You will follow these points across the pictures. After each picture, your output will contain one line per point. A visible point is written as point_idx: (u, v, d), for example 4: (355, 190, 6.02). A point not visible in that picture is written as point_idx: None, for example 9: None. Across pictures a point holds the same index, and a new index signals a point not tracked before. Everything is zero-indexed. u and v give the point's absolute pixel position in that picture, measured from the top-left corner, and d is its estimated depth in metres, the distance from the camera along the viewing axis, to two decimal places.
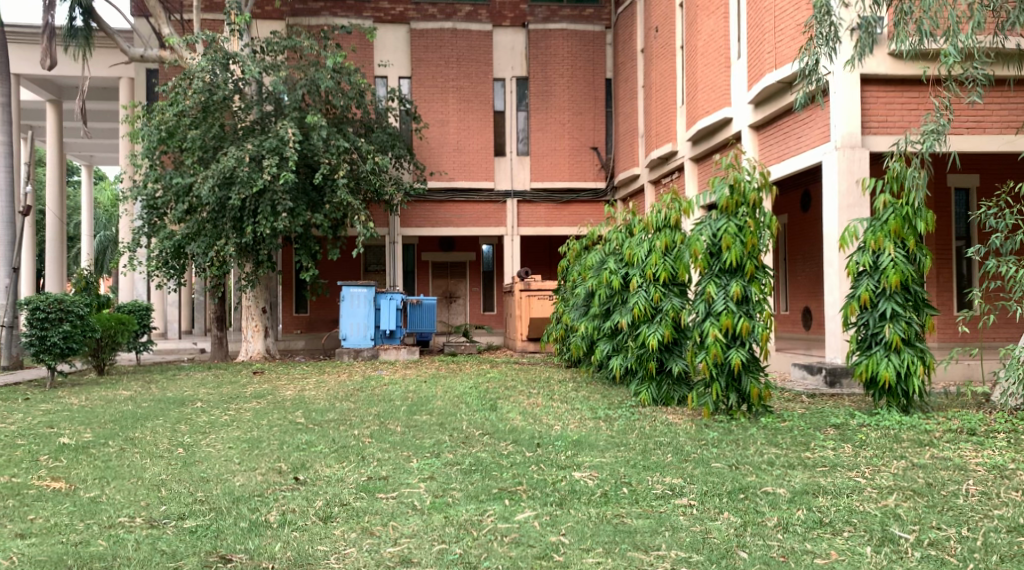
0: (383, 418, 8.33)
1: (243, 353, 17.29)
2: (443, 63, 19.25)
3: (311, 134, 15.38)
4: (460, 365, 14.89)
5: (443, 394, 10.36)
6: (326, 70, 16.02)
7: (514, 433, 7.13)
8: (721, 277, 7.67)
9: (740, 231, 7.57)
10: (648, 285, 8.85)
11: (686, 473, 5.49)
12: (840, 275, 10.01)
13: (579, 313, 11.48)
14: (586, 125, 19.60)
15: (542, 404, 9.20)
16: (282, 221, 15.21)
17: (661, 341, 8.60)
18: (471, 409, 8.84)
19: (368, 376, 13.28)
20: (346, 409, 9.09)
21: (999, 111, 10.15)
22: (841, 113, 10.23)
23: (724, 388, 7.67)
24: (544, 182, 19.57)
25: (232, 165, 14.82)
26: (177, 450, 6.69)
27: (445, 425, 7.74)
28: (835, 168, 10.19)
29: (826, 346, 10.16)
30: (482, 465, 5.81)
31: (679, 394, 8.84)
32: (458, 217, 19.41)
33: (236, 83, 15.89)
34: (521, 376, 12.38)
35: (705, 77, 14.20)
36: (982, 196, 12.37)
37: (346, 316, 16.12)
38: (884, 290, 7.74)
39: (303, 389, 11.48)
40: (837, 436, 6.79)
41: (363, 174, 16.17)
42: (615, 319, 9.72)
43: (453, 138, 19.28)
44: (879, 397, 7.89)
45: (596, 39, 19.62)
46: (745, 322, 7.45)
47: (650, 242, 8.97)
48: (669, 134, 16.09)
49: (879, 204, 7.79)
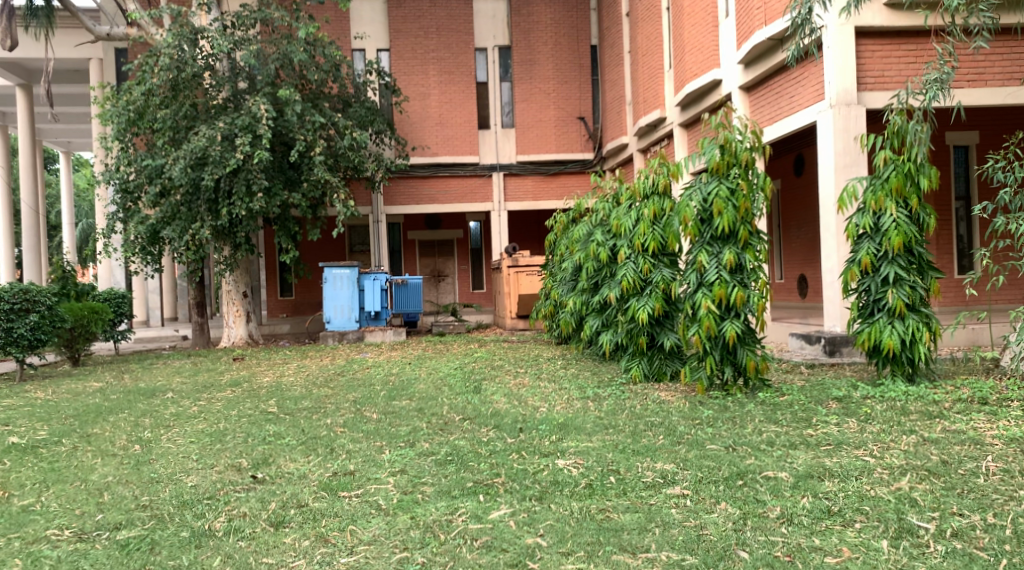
0: (359, 404, 7.86)
1: (225, 339, 16.79)
2: (422, 34, 18.65)
3: (285, 110, 14.81)
4: (447, 346, 14.40)
5: (426, 377, 9.88)
6: (299, 42, 15.46)
7: (497, 417, 6.67)
8: (713, 245, 7.20)
9: (732, 194, 7.10)
10: (637, 255, 8.39)
11: (678, 457, 5.04)
12: (838, 239, 9.55)
13: (568, 288, 11.02)
14: (572, 94, 19.05)
15: (528, 384, 8.76)
16: (258, 201, 14.69)
17: (651, 315, 8.15)
18: (453, 392, 8.38)
19: (352, 360, 12.80)
20: (323, 397, 8.62)
21: (1001, 62, 9.67)
22: (835, 69, 9.74)
23: (719, 362, 7.22)
24: (531, 154, 19.01)
25: (204, 144, 14.28)
26: (133, 447, 6.22)
27: (423, 410, 7.28)
28: (831, 127, 9.70)
29: (824, 314, 9.73)
30: (458, 455, 5.34)
31: (672, 369, 8.41)
32: (443, 193, 18.86)
33: (206, 60, 15.30)
34: (509, 355, 11.92)
35: (691, 37, 13.68)
36: (982, 153, 11.90)
37: (329, 298, 15.67)
38: (887, 253, 7.30)
39: (281, 375, 11.00)
40: (840, 411, 6.34)
41: (341, 150, 15.62)
42: (603, 292, 9.26)
43: (435, 111, 18.69)
44: (882, 366, 7.45)
45: (579, 5, 19.05)
46: (739, 292, 6.99)
47: (637, 211, 8.49)
48: (657, 99, 15.56)
49: (879, 161, 7.32)
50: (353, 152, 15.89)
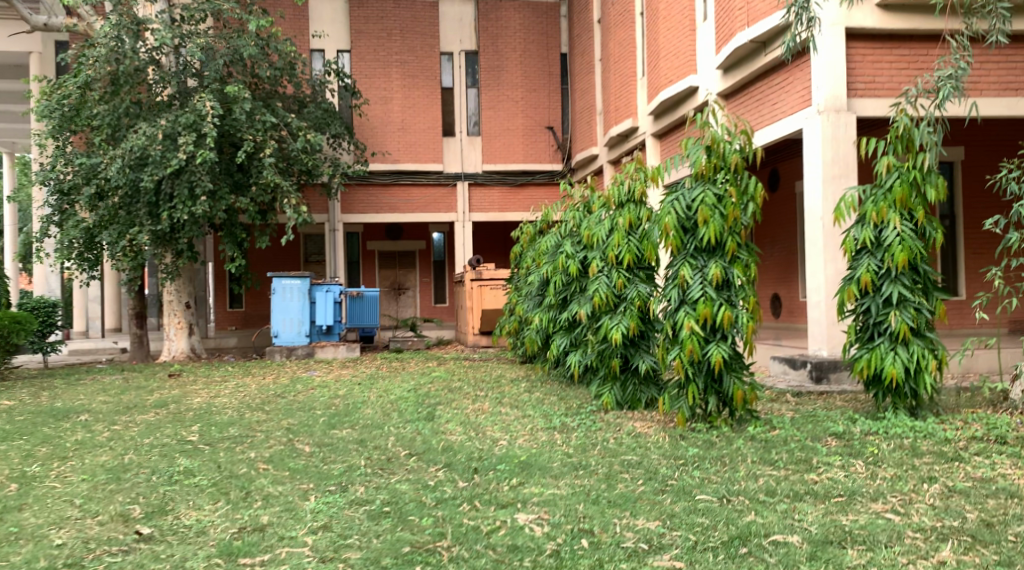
0: (293, 434, 6.89)
1: (165, 353, 15.68)
2: (385, 36, 17.75)
3: (233, 108, 13.81)
4: (403, 363, 13.43)
5: (374, 400, 8.90)
6: (251, 37, 14.47)
7: (448, 453, 5.76)
8: (697, 257, 6.36)
9: (719, 201, 6.28)
10: (610, 269, 7.55)
11: (663, 512, 4.19)
12: (825, 257, 8.85)
13: (533, 303, 10.14)
14: (541, 103, 18.28)
15: (487, 411, 7.86)
16: (201, 205, 13.65)
17: (625, 336, 7.31)
18: (402, 420, 7.44)
19: (298, 378, 11.79)
20: (255, 423, 7.64)
21: (996, 72, 9.02)
22: (826, 74, 9.02)
23: (702, 391, 6.37)
24: (497, 163, 18.16)
25: (143, 143, 13.30)
26: (9, 487, 5.19)
27: (365, 443, 6.34)
28: (819, 135, 8.98)
29: (810, 337, 9.00)
30: (397, 506, 4.44)
31: (647, 396, 7.56)
32: (404, 202, 17.89)
33: (150, 54, 14.27)
34: (470, 375, 10.97)
35: (667, 43, 12.95)
36: (969, 167, 11.29)
37: (278, 311, 14.61)
38: (889, 271, 6.53)
39: (215, 396, 9.94)
40: (842, 450, 5.52)
41: (294, 153, 14.64)
42: (573, 309, 8.40)
43: (397, 116, 17.74)
44: (882, 398, 6.65)
45: (550, 11, 18.34)
46: (726, 312, 6.16)
47: (611, 220, 7.66)
48: (629, 108, 14.83)
49: (881, 169, 6.55)
50: (308, 155, 14.91)
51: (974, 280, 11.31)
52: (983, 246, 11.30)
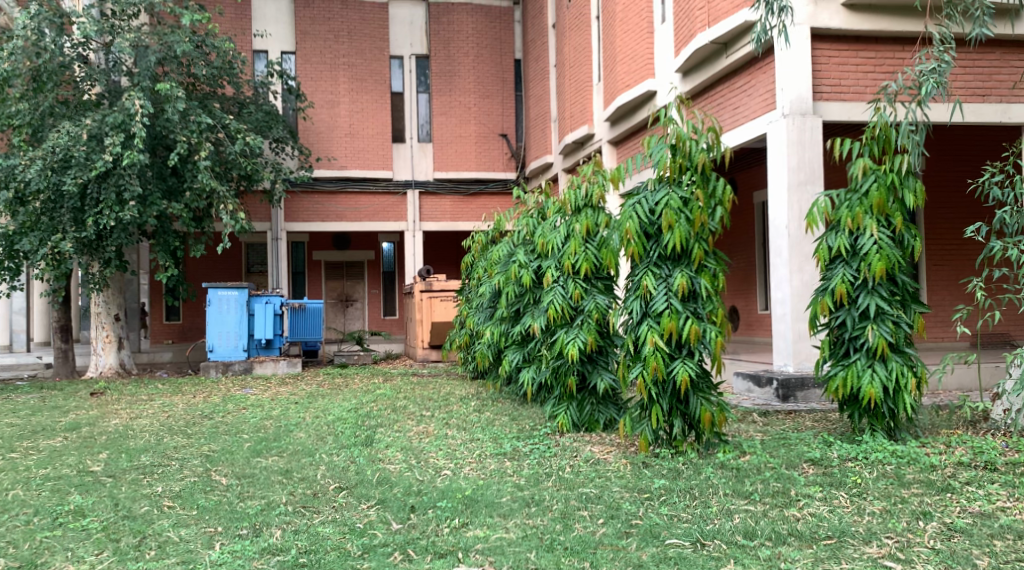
0: (210, 464, 6.18)
1: (92, 368, 14.73)
2: (332, 38, 17.03)
3: (166, 107, 12.96)
4: (347, 380, 12.68)
5: (309, 422, 8.19)
6: (185, 33, 13.64)
7: (383, 487, 5.11)
8: (661, 266, 5.79)
9: (685, 204, 5.72)
10: (566, 279, 6.97)
11: (630, 562, 3.72)
12: (791, 268, 8.39)
13: (484, 316, 9.52)
14: (494, 110, 17.72)
15: (432, 434, 7.21)
16: (130, 210, 12.78)
17: (582, 352, 6.73)
18: (337, 446, 6.75)
19: (230, 397, 10.97)
20: (170, 450, 6.90)
21: (967, 79, 8.64)
22: (791, 76, 8.58)
23: (666, 413, 5.78)
24: (449, 171, 17.51)
25: (66, 143, 12.44)
26: None
27: (291, 476, 5.65)
28: (783, 140, 8.54)
29: (775, 351, 8.55)
30: (313, 558, 3.88)
31: (605, 416, 6.97)
32: (351, 210, 17.15)
33: (76, 50, 13.47)
34: (417, 393, 10.27)
35: (624, 46, 12.46)
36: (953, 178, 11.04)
37: (213, 324, 13.75)
38: (866, 282, 6.03)
39: (135, 418, 9.10)
40: (823, 480, 4.98)
41: (231, 156, 13.83)
42: (526, 322, 7.79)
43: (344, 120, 17.01)
44: (858, 419, 6.13)
45: (503, 16, 17.80)
46: (692, 327, 5.60)
47: (566, 226, 7.08)
48: (584, 114, 14.34)
49: (857, 171, 6.06)
50: (246, 159, 14.11)
51: (937, 291, 10.99)
52: (948, 255, 11.00)
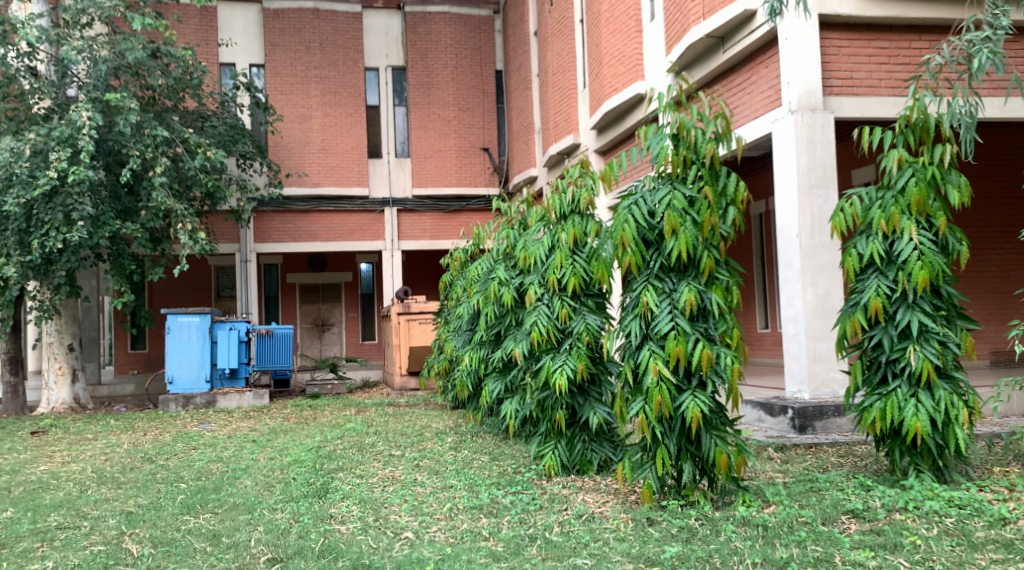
0: (127, 526, 5.15)
1: (44, 403, 13.63)
2: (303, 49, 16.09)
3: (117, 119, 11.98)
4: (317, 412, 11.61)
5: (262, 466, 7.18)
6: (139, 39, 12.66)
7: (325, 561, 4.18)
8: (663, 279, 4.85)
9: (692, 205, 4.79)
10: (552, 296, 6.04)
11: None
12: (803, 281, 7.46)
13: (463, 340, 8.52)
14: (475, 123, 16.79)
15: (399, 479, 6.20)
16: (78, 231, 11.74)
17: (572, 382, 5.77)
18: (286, 498, 5.75)
19: (184, 435, 9.91)
20: (90, 505, 5.91)
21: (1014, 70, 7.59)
22: (798, 68, 7.67)
23: (674, 456, 4.80)
24: (428, 187, 16.52)
25: (6, 160, 11.43)
26: None
27: (217, 543, 4.63)
28: (791, 138, 7.63)
29: (788, 375, 7.61)
30: None
31: (600, 456, 5.99)
32: (325, 229, 16.11)
33: (23, 61, 12.63)
34: (390, 426, 9.24)
35: (611, 48, 11.57)
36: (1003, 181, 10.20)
37: (173, 353, 12.69)
38: (905, 295, 5.07)
39: (67, 463, 8.05)
40: (873, 541, 4.03)
41: (190, 171, 12.82)
42: (507, 348, 6.82)
43: (317, 135, 16.04)
44: (900, 458, 5.15)
45: (483, 25, 16.92)
46: (704, 351, 4.65)
47: (551, 236, 6.14)
48: (569, 123, 13.43)
49: (892, 164, 5.11)
50: (207, 175, 13.09)
51: (975, 300, 10.16)
52: (996, 264, 10.17)
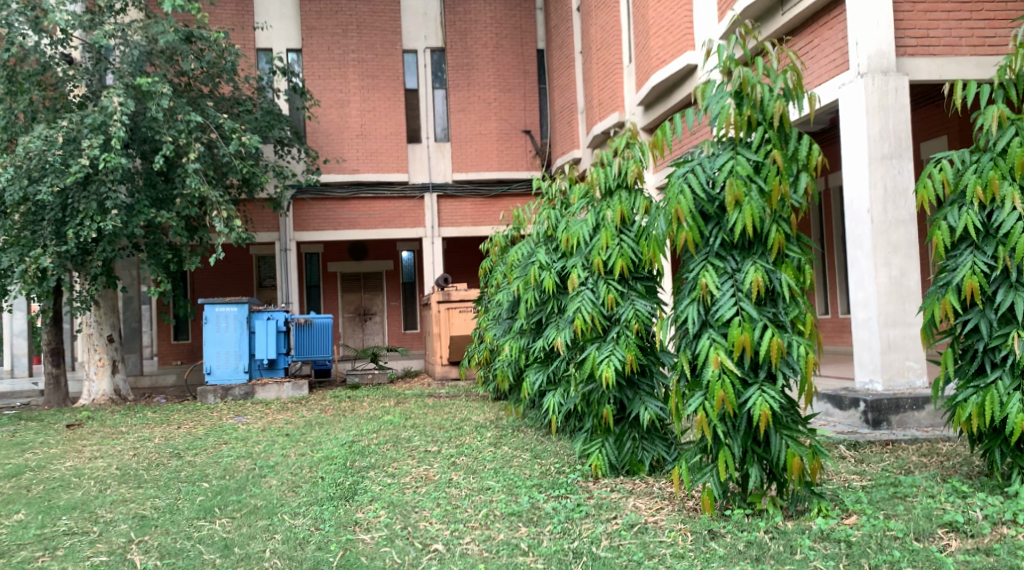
0: (137, 532, 4.73)
1: (85, 395, 13.47)
2: (340, 32, 15.65)
3: (149, 104, 11.65)
4: (355, 403, 11.20)
5: (292, 463, 6.74)
6: (170, 23, 12.30)
7: None
8: (725, 258, 4.26)
9: (757, 172, 4.20)
10: (597, 280, 5.49)
11: None
12: (875, 260, 6.79)
13: (502, 330, 8.01)
14: (517, 104, 16.21)
15: (435, 480, 5.69)
16: (112, 220, 11.50)
17: (620, 374, 5.22)
18: (311, 500, 5.29)
19: (217, 428, 9.55)
20: (105, 507, 5.53)
21: None
22: (869, 26, 6.95)
23: (738, 459, 4.22)
24: (469, 172, 16.01)
25: (39, 148, 11.16)
26: None
27: (228, 555, 4.21)
28: (860, 104, 6.93)
29: (859, 364, 6.95)
30: None
31: (651, 456, 5.43)
32: (365, 216, 15.70)
33: (56, 49, 12.36)
34: (428, 419, 8.76)
35: (659, 18, 10.89)
36: None
37: (211, 344, 12.37)
38: (1006, 273, 4.40)
39: (92, 459, 7.70)
40: None
41: (225, 158, 12.48)
42: (548, 337, 6.28)
43: (355, 120, 15.62)
44: (1003, 458, 4.48)
45: (524, 3, 16.31)
46: (773, 339, 4.06)
47: (595, 214, 5.56)
48: (615, 100, 12.79)
49: (991, 122, 4.44)
50: (242, 161, 12.74)
51: None
52: None
